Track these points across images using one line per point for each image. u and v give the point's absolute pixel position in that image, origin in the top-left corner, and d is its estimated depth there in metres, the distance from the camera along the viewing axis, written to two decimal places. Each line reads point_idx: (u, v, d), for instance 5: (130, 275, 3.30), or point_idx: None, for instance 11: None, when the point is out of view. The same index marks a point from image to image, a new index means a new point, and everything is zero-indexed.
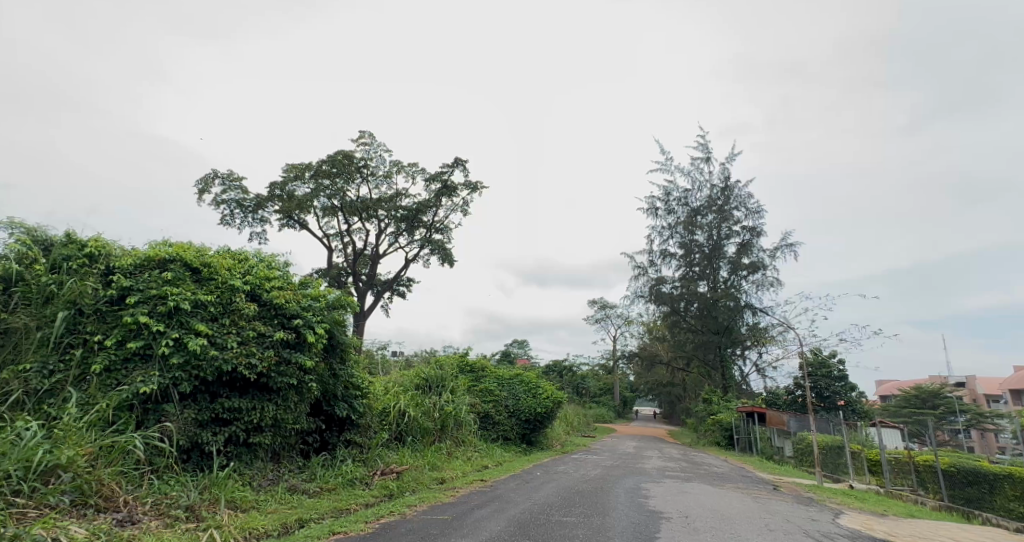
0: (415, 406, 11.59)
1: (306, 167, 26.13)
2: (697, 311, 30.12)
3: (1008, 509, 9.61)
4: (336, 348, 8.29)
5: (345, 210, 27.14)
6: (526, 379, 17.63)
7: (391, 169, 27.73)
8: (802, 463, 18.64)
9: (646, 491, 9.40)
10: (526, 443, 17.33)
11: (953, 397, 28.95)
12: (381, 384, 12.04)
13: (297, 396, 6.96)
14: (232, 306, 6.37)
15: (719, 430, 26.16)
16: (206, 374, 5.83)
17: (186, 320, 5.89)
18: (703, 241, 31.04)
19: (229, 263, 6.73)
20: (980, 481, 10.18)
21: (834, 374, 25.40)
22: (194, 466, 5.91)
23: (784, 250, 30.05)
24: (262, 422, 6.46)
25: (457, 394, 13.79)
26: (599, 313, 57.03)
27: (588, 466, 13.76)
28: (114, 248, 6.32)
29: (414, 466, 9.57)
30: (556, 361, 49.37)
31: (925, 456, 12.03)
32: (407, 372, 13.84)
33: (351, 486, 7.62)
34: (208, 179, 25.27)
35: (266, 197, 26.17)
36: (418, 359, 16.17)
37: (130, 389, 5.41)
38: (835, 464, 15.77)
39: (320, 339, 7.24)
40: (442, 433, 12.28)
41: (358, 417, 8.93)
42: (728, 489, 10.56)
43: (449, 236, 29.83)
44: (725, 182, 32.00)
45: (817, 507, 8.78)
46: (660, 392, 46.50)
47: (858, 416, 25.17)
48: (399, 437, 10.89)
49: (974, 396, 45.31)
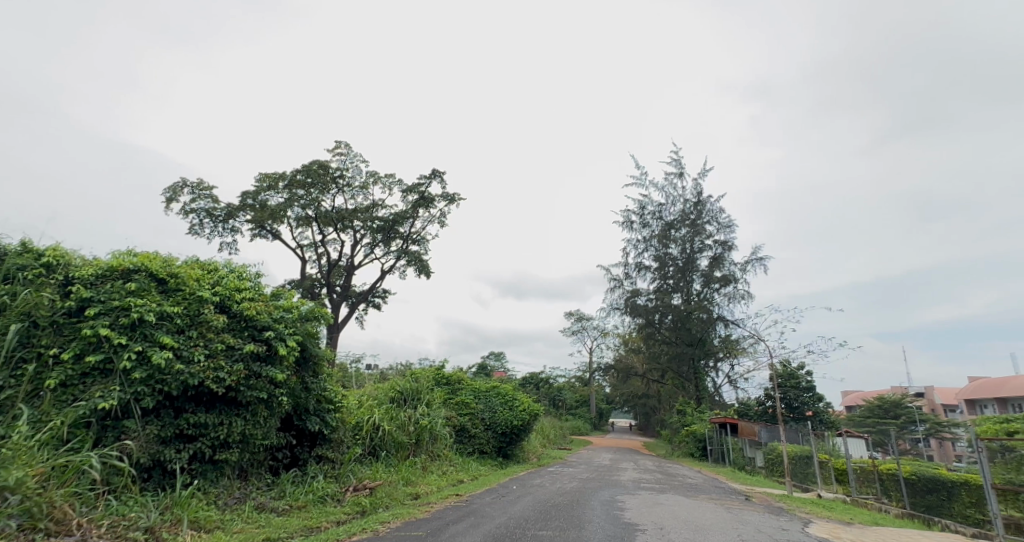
0: (390, 420, 11.40)
1: (280, 177, 25.70)
2: (671, 323, 30.57)
3: (964, 515, 9.98)
4: (309, 361, 8.11)
5: (320, 220, 26.74)
6: (503, 392, 17.50)
7: (367, 180, 27.54)
8: (773, 473, 18.98)
9: (622, 503, 9.42)
10: (502, 456, 17.18)
11: (914, 407, 30.01)
12: (355, 398, 11.80)
13: (267, 410, 6.76)
14: (200, 317, 6.19)
15: (693, 441, 26.47)
16: (170, 389, 5.63)
17: (151, 332, 5.69)
18: (677, 255, 31.67)
19: (198, 273, 6.56)
20: (939, 488, 10.57)
21: (802, 385, 26.05)
22: (155, 485, 5.66)
23: (754, 264, 30.88)
24: (229, 438, 6.25)
25: (432, 407, 13.62)
26: (575, 325, 57.33)
27: (564, 479, 13.72)
28: (74, 257, 6.07)
29: (388, 481, 9.38)
30: (533, 373, 49.30)
31: (889, 465, 12.41)
32: (382, 385, 13.61)
33: (322, 503, 7.41)
34: (177, 188, 24.62)
35: (238, 206, 25.62)
36: (393, 372, 15.93)
37: (87, 406, 5.16)
38: (804, 474, 16.11)
39: (293, 352, 7.08)
40: (417, 448, 12.09)
41: (331, 431, 8.73)
42: (702, 500, 10.67)
43: (426, 247, 29.68)
44: (698, 197, 32.81)
45: (787, 516, 8.94)
46: (636, 404, 46.80)
47: (825, 426, 25.84)
48: (373, 452, 10.68)
49: (933, 406, 47.17)
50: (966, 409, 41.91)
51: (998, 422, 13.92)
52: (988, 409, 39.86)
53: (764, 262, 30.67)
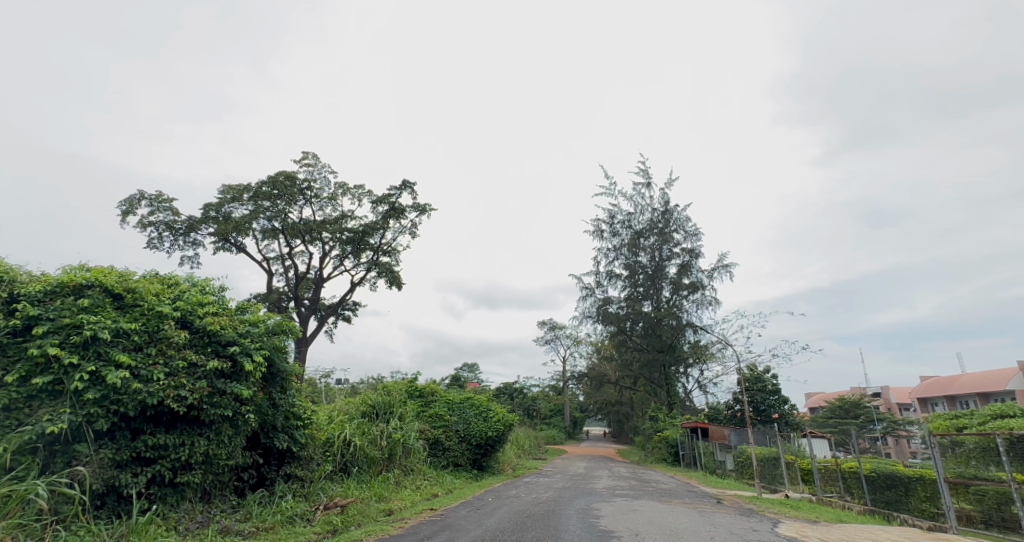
0: (361, 435, 11.16)
1: (244, 188, 25.04)
2: (641, 330, 31.05)
3: (921, 510, 10.38)
4: (277, 377, 7.88)
5: (287, 232, 26.14)
6: (477, 403, 17.34)
7: (336, 191, 27.14)
8: (743, 475, 19.41)
9: (597, 511, 9.46)
10: (477, 468, 17.02)
11: (871, 407, 31.28)
12: (325, 413, 11.52)
13: (232, 429, 6.52)
14: (160, 334, 5.94)
15: (665, 447, 26.86)
16: (126, 410, 5.36)
17: (105, 351, 5.42)
18: (646, 263, 32.30)
19: (157, 288, 6.30)
20: (898, 485, 10.98)
21: (768, 389, 26.82)
22: (109, 513, 5.36)
23: (721, 271, 31.75)
24: (191, 460, 5.99)
25: (405, 420, 13.41)
26: (548, 334, 57.56)
27: (539, 489, 13.68)
28: (20, 273, 5.72)
29: (360, 498, 9.15)
30: (507, 384, 49.11)
31: (850, 463, 12.86)
32: (353, 400, 13.32)
33: (291, 524, 7.16)
34: (134, 201, 23.67)
35: (200, 219, 24.79)
36: (364, 386, 15.61)
37: (34, 430, 4.85)
38: (772, 475, 16.56)
39: (259, 367, 6.85)
40: (390, 462, 11.85)
41: (300, 448, 8.47)
42: (675, 505, 10.82)
43: (396, 259, 29.38)
44: (665, 206, 33.59)
45: (757, 518, 9.12)
46: (609, 412, 47.12)
47: (791, 428, 26.63)
48: (344, 468, 10.41)
49: (889, 405, 49.32)
50: (918, 407, 44.00)
51: (948, 418, 14.67)
52: (938, 407, 41.99)
53: (729, 269, 31.57)
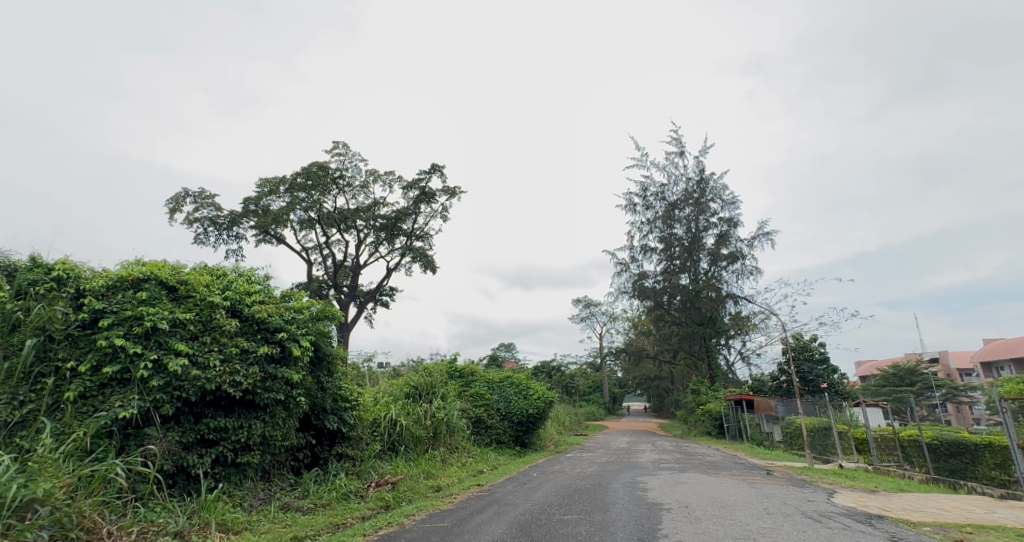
0: (406, 414, 11.48)
1: (280, 181, 25.69)
2: (680, 304, 30.48)
3: (989, 477, 10.00)
4: (323, 360, 8.15)
5: (323, 221, 26.76)
6: (517, 381, 17.54)
7: (367, 179, 27.55)
8: (792, 446, 18.98)
9: (644, 484, 9.43)
10: (520, 445, 17.27)
11: (929, 373, 29.86)
12: (370, 395, 11.88)
13: (285, 411, 6.81)
14: (213, 322, 6.19)
15: (709, 420, 26.50)
16: (188, 395, 5.63)
17: (165, 340, 5.68)
18: (682, 235, 31.45)
19: (207, 279, 6.55)
20: (962, 452, 10.52)
21: (815, 358, 25.96)
22: (181, 491, 5.69)
23: (761, 239, 30.63)
24: (250, 441, 6.29)
25: (448, 400, 13.70)
26: (584, 311, 57.32)
27: (583, 464, 13.73)
28: (84, 270, 6.03)
29: (409, 475, 9.47)
30: (544, 362, 49.43)
31: (910, 432, 12.37)
32: (396, 381, 13.68)
33: (346, 500, 7.47)
34: (179, 199, 24.71)
35: (241, 213, 25.69)
36: (406, 368, 16.00)
37: (108, 415, 5.16)
38: (823, 446, 16.17)
39: (306, 352, 7.10)
40: (435, 440, 12.16)
41: (349, 429, 8.77)
42: (723, 477, 10.61)
43: (430, 243, 29.71)
44: (700, 175, 32.49)
45: (811, 488, 8.86)
46: (649, 386, 46.76)
47: (841, 397, 25.76)
48: (392, 447, 10.76)
49: (949, 370, 46.92)
50: (981, 372, 41.72)
51: (1019, 382, 13.79)
52: (1004, 371, 39.62)
53: (771, 236, 30.39)
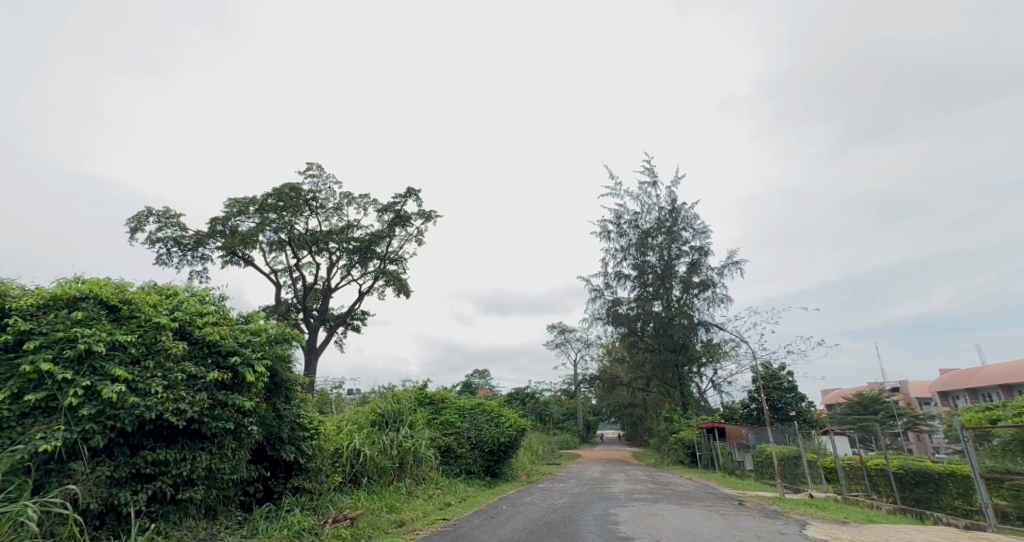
0: (371, 444, 10.99)
1: (250, 201, 25.06)
2: (653, 330, 30.65)
3: (953, 507, 10.08)
4: (281, 386, 7.70)
5: (293, 243, 26.13)
6: (488, 408, 17.09)
7: (341, 201, 27.20)
8: (763, 475, 18.94)
9: (615, 516, 9.12)
10: (490, 475, 16.70)
11: (891, 402, 30.61)
12: (333, 424, 11.36)
13: (235, 442, 6.33)
14: (158, 345, 5.77)
15: (682, 448, 26.37)
16: (123, 425, 5.18)
17: (100, 365, 5.24)
18: (655, 263, 31.89)
19: (154, 299, 6.15)
20: (927, 481, 10.60)
21: (784, 386, 26.29)
22: (108, 533, 5.16)
23: (731, 268, 31.27)
24: (193, 475, 5.79)
25: (416, 428, 13.18)
26: (559, 337, 57.19)
27: (554, 495, 13.37)
28: (12, 287, 5.57)
29: (370, 510, 8.96)
30: (518, 389, 48.72)
31: (876, 461, 12.43)
32: (363, 408, 13.13)
33: (298, 539, 6.92)
34: (142, 217, 23.79)
35: (207, 234, 24.86)
36: (375, 395, 15.43)
37: (26, 449, 4.68)
38: (793, 474, 16.18)
39: (261, 378, 6.67)
40: (401, 472, 11.61)
41: (307, 460, 8.25)
42: (695, 508, 10.42)
43: (404, 266, 29.32)
44: (672, 204, 33.20)
45: (783, 520, 8.74)
46: (623, 414, 46.49)
47: (809, 425, 26.09)
48: (354, 479, 10.25)
49: (908, 399, 48.45)
50: (938, 401, 43.14)
51: (979, 410, 14.16)
52: (960, 400, 41.08)
53: (740, 265, 31.05)
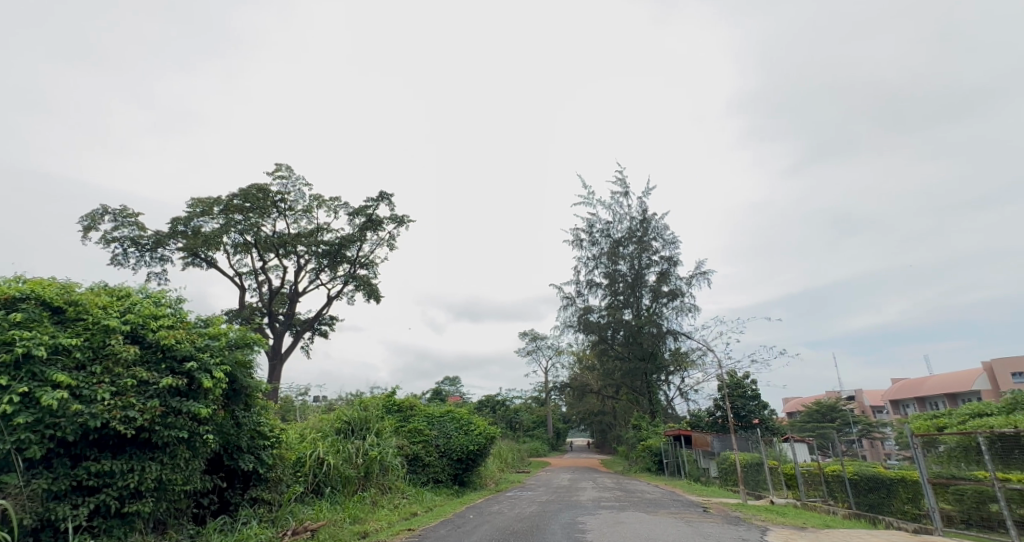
0: (335, 453, 10.70)
1: (214, 202, 24.25)
2: (623, 339, 31.04)
3: (903, 511, 10.47)
4: (240, 393, 7.40)
5: (260, 246, 25.39)
6: (458, 416, 16.90)
7: (311, 203, 26.62)
8: (727, 482, 19.34)
9: (582, 525, 9.11)
10: (458, 484, 16.49)
11: (847, 410, 31.79)
12: (295, 432, 11.00)
13: (189, 451, 6.03)
14: (107, 349, 5.46)
15: (649, 456, 26.69)
16: (64, 434, 4.87)
17: (41, 370, 4.92)
18: (626, 271, 32.35)
19: (104, 300, 5.84)
20: (879, 487, 11.01)
21: (747, 394, 26.98)
22: None
23: (699, 278, 32.00)
24: (141, 487, 5.48)
25: (383, 436, 12.91)
26: (531, 345, 57.28)
27: (523, 504, 13.30)
28: None
29: (333, 521, 8.69)
30: (489, 396, 48.45)
31: (833, 467, 12.84)
32: (328, 416, 12.78)
33: None
34: (96, 216, 22.71)
35: (167, 234, 23.91)
36: (341, 402, 15.06)
37: None
38: (756, 481, 16.56)
39: (219, 383, 6.39)
40: (366, 481, 11.34)
41: (267, 470, 7.95)
42: (661, 515, 10.53)
43: (375, 271, 28.87)
44: (643, 214, 33.79)
45: (745, 526, 8.92)
46: (593, 422, 46.77)
47: (771, 433, 26.83)
48: (316, 489, 9.94)
49: (863, 407, 50.50)
50: (890, 409, 45.13)
51: (927, 417, 14.85)
52: (910, 408, 43.06)
53: (708, 276, 31.81)
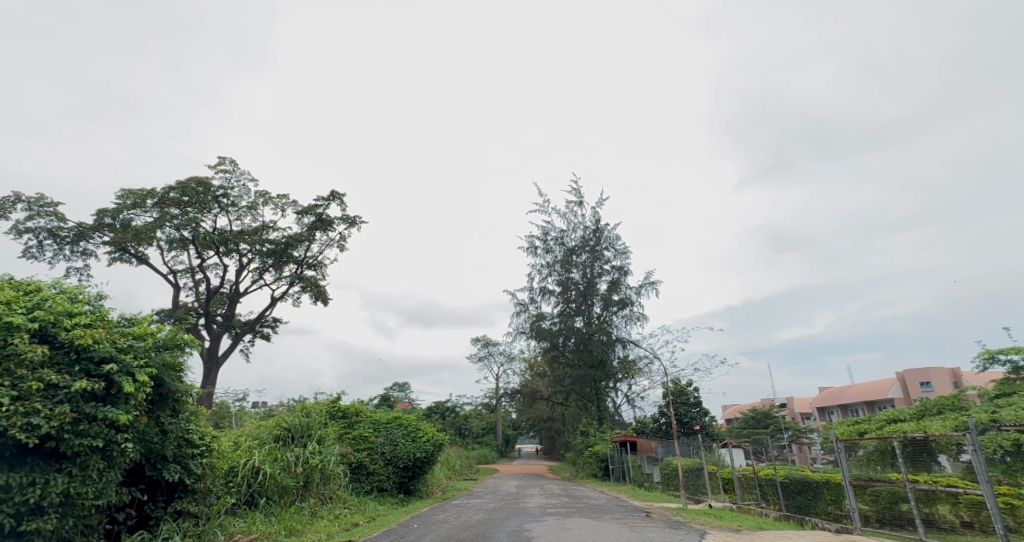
0: (272, 461, 10.15)
1: (148, 194, 22.66)
2: (574, 346, 31.49)
3: (827, 512, 11.14)
4: (167, 398, 6.86)
5: (198, 242, 23.95)
6: (406, 422, 16.49)
7: (256, 199, 25.41)
8: (669, 486, 19.93)
9: (528, 532, 9.04)
10: (403, 492, 16.07)
11: (780, 417, 33.59)
12: (229, 439, 10.35)
13: (104, 461, 5.51)
14: (8, 349, 4.92)
15: (596, 462, 27.10)
16: None
17: None
18: (578, 279, 32.87)
19: (8, 296, 5.26)
20: (807, 489, 11.65)
21: (690, 401, 27.99)
22: None
23: (648, 287, 32.98)
24: (43, 502, 4.95)
25: (325, 444, 12.39)
26: (482, 351, 57.03)
27: (468, 512, 13.12)
28: None
29: (266, 535, 8.21)
30: (438, 403, 47.71)
31: (767, 471, 13.47)
32: (266, 422, 12.14)
33: None
34: (7, 203, 20.68)
35: (91, 226, 22.10)
36: (282, 407, 14.36)
37: None
38: (696, 486, 17.15)
39: (144, 387, 5.89)
40: (305, 491, 10.82)
41: (195, 480, 7.39)
42: (605, 521, 10.67)
43: (323, 272, 27.86)
44: (596, 224, 34.52)
45: (685, 529, 9.18)
46: (542, 428, 47.03)
47: (711, 438, 27.91)
48: (250, 500, 9.39)
49: (792, 414, 53.70)
50: (816, 415, 48.15)
51: (850, 423, 15.91)
52: (833, 415, 46.10)
53: (656, 286, 32.85)
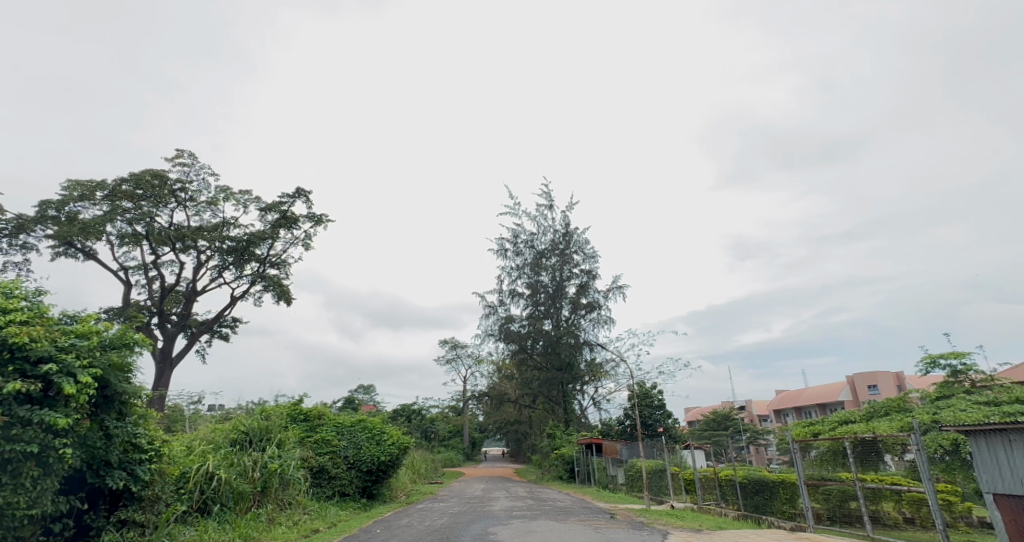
0: (228, 466, 9.76)
1: (97, 185, 21.46)
2: (542, 349, 31.60)
3: (782, 511, 11.46)
4: (113, 400, 6.48)
5: (152, 238, 22.84)
6: (370, 425, 16.14)
7: (217, 195, 24.45)
8: (633, 487, 20.21)
9: (494, 535, 9.01)
10: (366, 497, 15.71)
11: (739, 418, 34.63)
12: (181, 444, 9.87)
13: (39, 468, 5.13)
14: None
15: (562, 464, 27.24)
16: None
17: None
18: (547, 282, 33.03)
19: None
20: (764, 489, 11.97)
21: (654, 404, 28.52)
22: None
23: (615, 291, 33.43)
24: None
25: (285, 447, 11.99)
26: (450, 353, 56.52)
27: (433, 516, 12.96)
28: None
29: None
30: (404, 406, 47.00)
31: (726, 472, 13.80)
32: (221, 426, 11.65)
33: None
34: None
35: (33, 219, 20.76)
36: (239, 410, 13.82)
37: None
38: (659, 487, 17.44)
39: (87, 389, 5.54)
40: (263, 496, 10.43)
41: (142, 487, 7.00)
42: (570, 523, 10.69)
43: (286, 272, 27.04)
44: (566, 228, 34.77)
45: (648, 530, 9.30)
46: (509, 431, 46.97)
47: (674, 440, 28.50)
48: (203, 507, 8.97)
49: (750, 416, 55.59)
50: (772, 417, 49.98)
51: (804, 425, 16.50)
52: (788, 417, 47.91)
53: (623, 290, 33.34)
